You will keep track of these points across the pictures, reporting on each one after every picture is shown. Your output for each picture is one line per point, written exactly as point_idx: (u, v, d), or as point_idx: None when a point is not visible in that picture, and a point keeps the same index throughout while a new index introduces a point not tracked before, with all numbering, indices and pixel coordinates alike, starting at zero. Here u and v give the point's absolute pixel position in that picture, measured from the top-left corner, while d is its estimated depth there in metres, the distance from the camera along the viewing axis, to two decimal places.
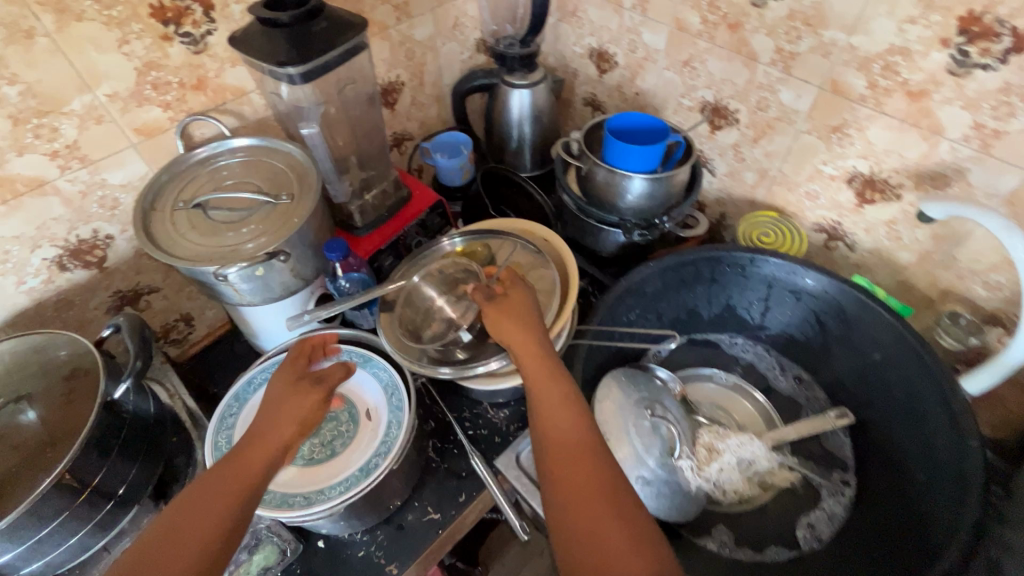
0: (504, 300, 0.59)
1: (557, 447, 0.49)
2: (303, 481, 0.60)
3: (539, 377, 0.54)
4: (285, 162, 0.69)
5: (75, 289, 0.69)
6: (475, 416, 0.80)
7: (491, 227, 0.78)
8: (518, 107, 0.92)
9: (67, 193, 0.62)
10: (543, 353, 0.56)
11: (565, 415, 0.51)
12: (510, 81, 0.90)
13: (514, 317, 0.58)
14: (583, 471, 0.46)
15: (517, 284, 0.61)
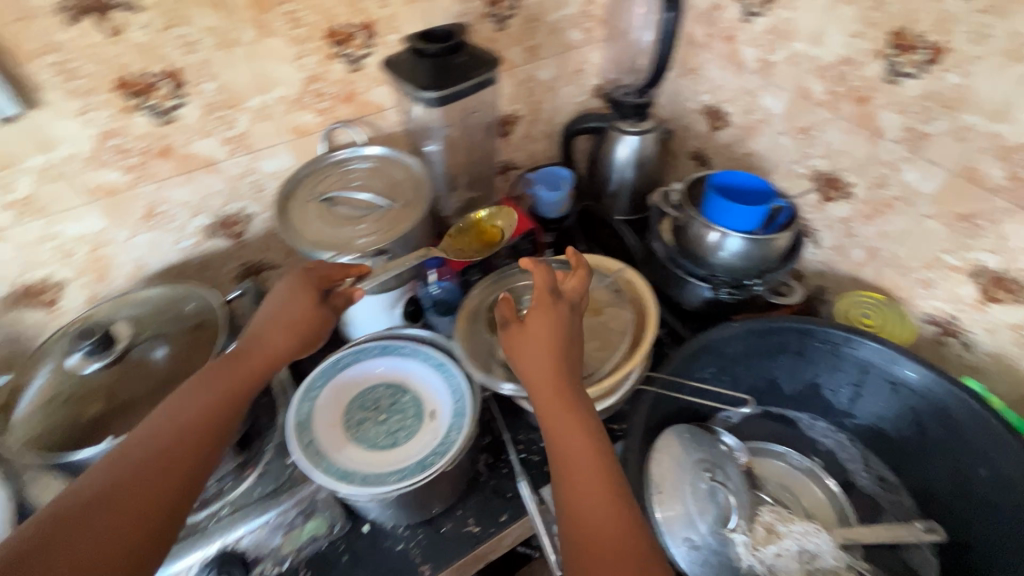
0: (521, 328, 0.59)
1: (567, 455, 0.52)
2: (367, 460, 0.64)
3: (552, 405, 0.55)
4: (406, 173, 0.77)
5: (215, 254, 0.80)
6: (530, 441, 0.81)
7: (575, 258, 0.82)
8: (623, 152, 0.95)
9: (229, 173, 0.74)
10: (558, 374, 0.56)
11: (577, 447, 0.52)
12: (622, 126, 0.94)
13: (528, 344, 0.58)
14: (597, 505, 0.49)
15: (538, 299, 0.60)
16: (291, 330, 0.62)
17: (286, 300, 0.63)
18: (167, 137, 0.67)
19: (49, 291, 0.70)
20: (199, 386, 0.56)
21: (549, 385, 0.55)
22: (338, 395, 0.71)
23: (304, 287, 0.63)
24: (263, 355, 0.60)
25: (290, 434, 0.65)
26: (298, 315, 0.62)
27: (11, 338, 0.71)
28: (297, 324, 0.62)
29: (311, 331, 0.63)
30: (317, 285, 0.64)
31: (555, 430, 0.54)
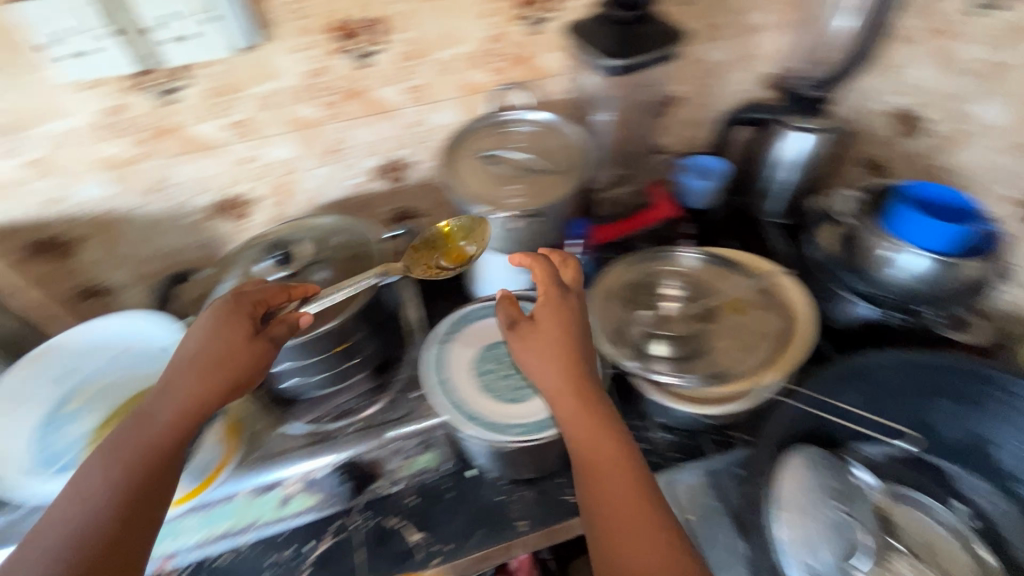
0: (531, 325, 0.60)
1: (592, 459, 0.54)
2: (492, 407, 0.66)
3: (576, 412, 0.56)
4: (566, 143, 0.77)
5: (376, 194, 0.87)
6: (637, 430, 0.77)
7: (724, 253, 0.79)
8: (792, 152, 0.88)
9: (405, 121, 0.79)
10: (575, 377, 0.57)
11: (605, 457, 0.54)
12: (790, 123, 0.85)
13: (540, 351, 0.58)
14: (637, 523, 0.50)
15: (551, 293, 0.61)
16: (223, 368, 0.55)
17: (214, 329, 0.57)
18: (362, 81, 0.73)
19: (242, 206, 0.81)
20: (133, 434, 0.52)
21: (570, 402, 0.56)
22: (467, 344, 0.73)
23: (233, 313, 0.58)
24: (187, 397, 0.54)
25: (422, 369, 0.68)
26: (225, 354, 0.55)
27: (208, 241, 0.83)
28: (223, 366, 0.55)
29: (252, 369, 0.57)
30: (249, 318, 0.58)
31: (578, 439, 0.55)
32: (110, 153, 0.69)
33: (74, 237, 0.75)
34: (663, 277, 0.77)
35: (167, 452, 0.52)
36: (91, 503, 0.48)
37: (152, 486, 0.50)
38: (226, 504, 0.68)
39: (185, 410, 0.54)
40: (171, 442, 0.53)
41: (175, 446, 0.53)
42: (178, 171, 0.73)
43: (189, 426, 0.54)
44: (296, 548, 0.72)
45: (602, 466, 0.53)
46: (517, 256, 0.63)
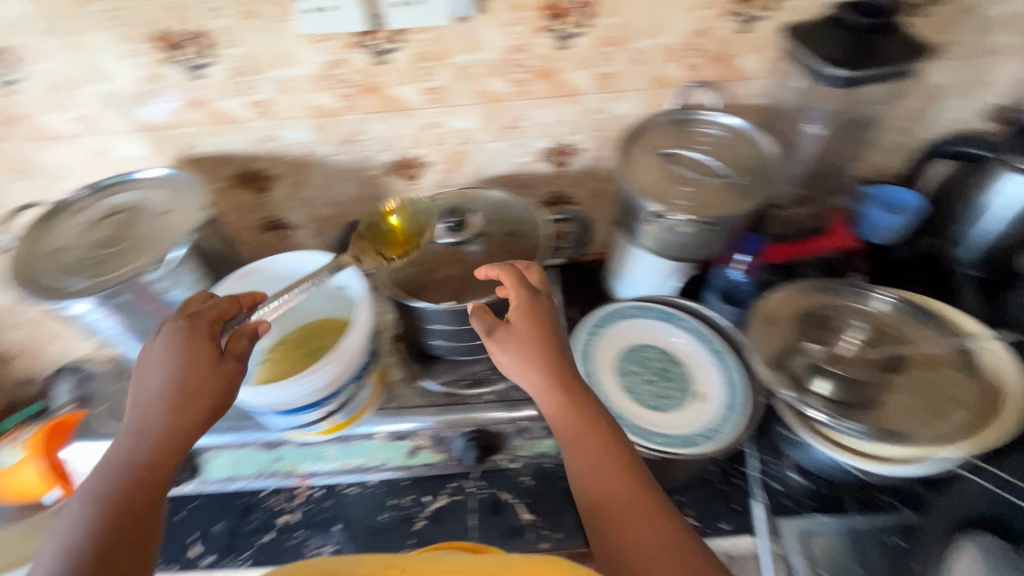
0: (507, 328, 0.57)
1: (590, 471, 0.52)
2: (636, 409, 0.64)
3: (576, 431, 0.53)
4: (756, 154, 0.73)
5: (538, 174, 0.88)
6: (771, 466, 0.72)
7: (920, 299, 0.71)
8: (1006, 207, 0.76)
9: (586, 106, 0.78)
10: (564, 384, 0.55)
11: (613, 480, 0.50)
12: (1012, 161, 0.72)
13: (519, 354, 0.56)
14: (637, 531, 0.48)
15: (521, 295, 0.59)
16: (191, 390, 0.52)
17: (180, 353, 0.53)
18: (556, 61, 0.73)
19: (416, 168, 0.85)
20: (113, 470, 0.50)
21: (569, 419, 0.54)
22: (616, 340, 0.71)
23: (193, 334, 0.54)
24: (158, 428, 0.51)
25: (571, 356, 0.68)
26: (189, 378, 0.52)
27: (378, 196, 0.88)
28: (189, 392, 0.52)
29: (223, 386, 0.53)
30: (206, 338, 0.54)
31: (580, 467, 0.52)
32: (320, 103, 0.75)
33: (273, 173, 0.83)
34: (844, 312, 0.70)
35: (144, 481, 0.49)
36: (68, 550, 0.45)
37: (129, 519, 0.47)
38: (364, 441, 0.73)
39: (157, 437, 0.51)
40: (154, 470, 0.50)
41: (157, 470, 0.50)
42: (371, 127, 0.78)
43: (161, 453, 0.50)
44: (415, 496, 0.76)
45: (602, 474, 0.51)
46: (483, 268, 0.61)
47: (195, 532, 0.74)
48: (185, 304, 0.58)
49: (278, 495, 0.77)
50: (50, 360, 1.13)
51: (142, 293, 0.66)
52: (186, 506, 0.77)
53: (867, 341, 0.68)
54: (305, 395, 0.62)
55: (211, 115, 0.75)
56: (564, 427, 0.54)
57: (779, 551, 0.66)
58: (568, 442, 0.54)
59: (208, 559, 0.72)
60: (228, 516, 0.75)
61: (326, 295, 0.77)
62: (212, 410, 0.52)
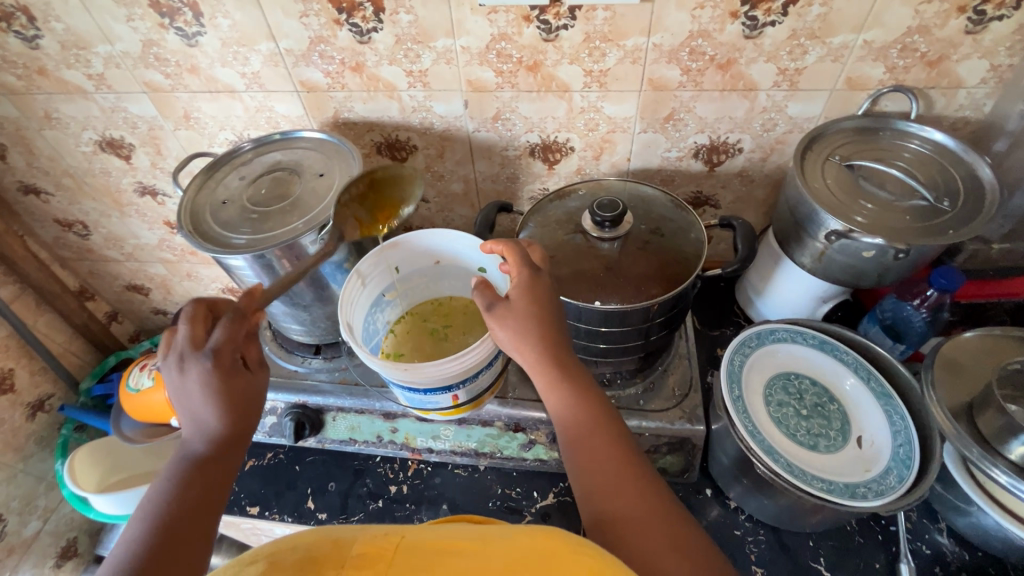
0: (508, 305, 0.54)
1: (596, 482, 0.48)
2: (787, 445, 0.60)
3: (583, 434, 0.50)
4: (963, 179, 0.63)
5: (684, 172, 0.82)
6: (920, 527, 0.66)
7: None
8: None
9: (758, 103, 0.71)
10: (564, 376, 0.52)
11: (613, 472, 0.48)
12: None
13: (520, 332, 0.53)
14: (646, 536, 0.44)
15: (523, 275, 0.56)
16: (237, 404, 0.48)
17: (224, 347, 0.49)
18: (737, 51, 0.66)
19: (557, 153, 0.81)
20: (168, 481, 0.45)
21: (568, 406, 0.52)
22: (764, 367, 0.66)
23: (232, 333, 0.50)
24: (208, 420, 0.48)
25: (720, 376, 0.63)
26: (237, 393, 0.48)
27: (513, 178, 0.86)
28: (235, 397, 0.48)
29: (262, 390, 0.51)
30: (235, 359, 0.50)
31: (583, 461, 0.50)
32: (477, 77, 0.72)
33: (415, 144, 0.82)
34: None
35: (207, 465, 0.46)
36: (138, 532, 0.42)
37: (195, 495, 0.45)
38: (482, 427, 0.73)
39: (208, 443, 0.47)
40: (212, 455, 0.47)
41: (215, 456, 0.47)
42: (523, 107, 0.75)
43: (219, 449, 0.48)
44: (525, 489, 0.75)
45: (605, 484, 0.48)
46: (488, 244, 0.59)
47: (310, 487, 0.78)
48: (190, 328, 0.50)
49: (389, 464, 0.79)
50: (181, 297, 1.22)
51: (293, 253, 0.66)
52: (303, 459, 0.81)
53: None
54: (446, 378, 0.62)
55: (366, 81, 0.75)
56: (566, 421, 0.52)
57: None
58: (572, 440, 0.51)
59: (322, 515, 0.75)
60: (342, 477, 0.78)
61: (460, 276, 0.76)
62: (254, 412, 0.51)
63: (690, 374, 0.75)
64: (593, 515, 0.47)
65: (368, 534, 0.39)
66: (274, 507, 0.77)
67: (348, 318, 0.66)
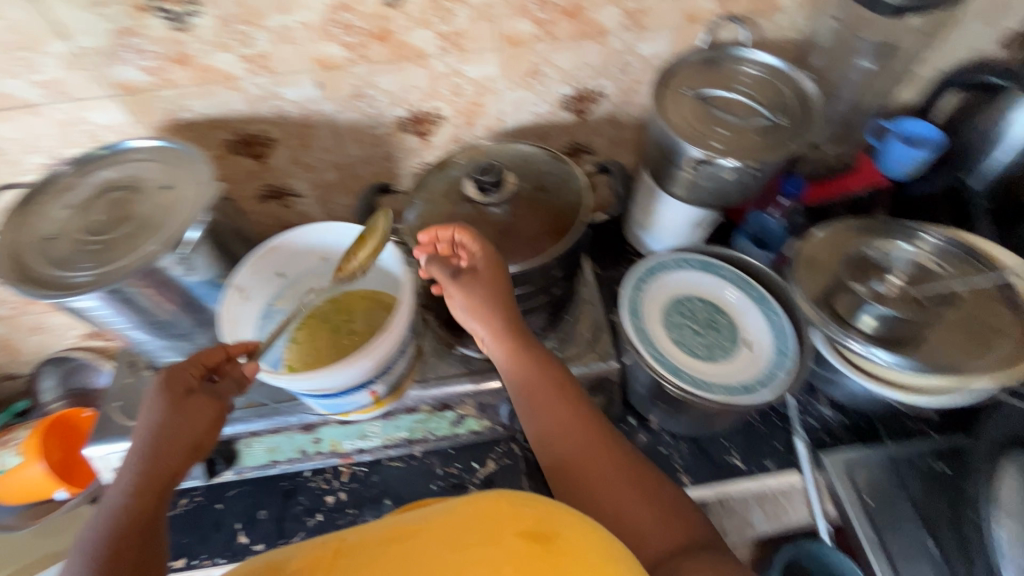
0: (472, 275, 0.60)
1: (558, 440, 0.55)
2: (691, 361, 0.65)
3: (545, 398, 0.57)
4: (793, 93, 0.70)
5: (558, 124, 0.83)
6: (806, 404, 0.75)
7: (969, 237, 0.70)
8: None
9: (611, 47, 0.73)
10: (525, 346, 0.59)
11: (575, 430, 0.55)
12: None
13: (479, 304, 0.59)
14: (608, 481, 0.52)
15: (485, 255, 0.60)
16: (184, 434, 0.49)
17: (170, 378, 0.51)
18: None
19: (429, 124, 0.79)
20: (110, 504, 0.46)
21: (529, 373, 0.58)
22: (659, 295, 0.70)
23: (188, 363, 0.53)
24: (149, 445, 0.48)
25: (621, 315, 0.67)
26: (184, 418, 0.50)
27: (389, 157, 0.82)
28: (182, 423, 0.50)
29: (214, 419, 0.52)
30: (192, 380, 0.52)
31: (544, 420, 0.56)
32: (325, 54, 0.67)
33: (273, 137, 0.75)
34: (890, 248, 0.70)
35: (150, 489, 0.47)
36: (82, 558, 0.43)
37: (131, 520, 0.45)
38: (409, 415, 0.71)
39: (146, 476, 0.47)
40: (152, 480, 0.47)
41: (159, 478, 0.47)
42: (381, 80, 0.71)
43: (158, 475, 0.47)
44: (464, 462, 0.76)
45: (566, 442, 0.54)
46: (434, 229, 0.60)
47: (239, 521, 0.73)
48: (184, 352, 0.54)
49: (322, 476, 0.75)
50: (32, 355, 1.05)
51: (154, 280, 0.59)
52: (225, 495, 0.75)
53: (917, 279, 0.67)
54: (359, 376, 0.59)
55: (197, 73, 0.66)
56: (528, 387, 0.58)
57: (823, 479, 0.70)
58: (534, 404, 0.58)
59: (260, 546, 0.71)
60: (272, 502, 0.73)
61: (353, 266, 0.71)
62: (201, 440, 0.51)
63: (597, 317, 0.79)
64: (558, 464, 0.54)
65: (303, 549, 0.38)
66: (203, 552, 0.71)
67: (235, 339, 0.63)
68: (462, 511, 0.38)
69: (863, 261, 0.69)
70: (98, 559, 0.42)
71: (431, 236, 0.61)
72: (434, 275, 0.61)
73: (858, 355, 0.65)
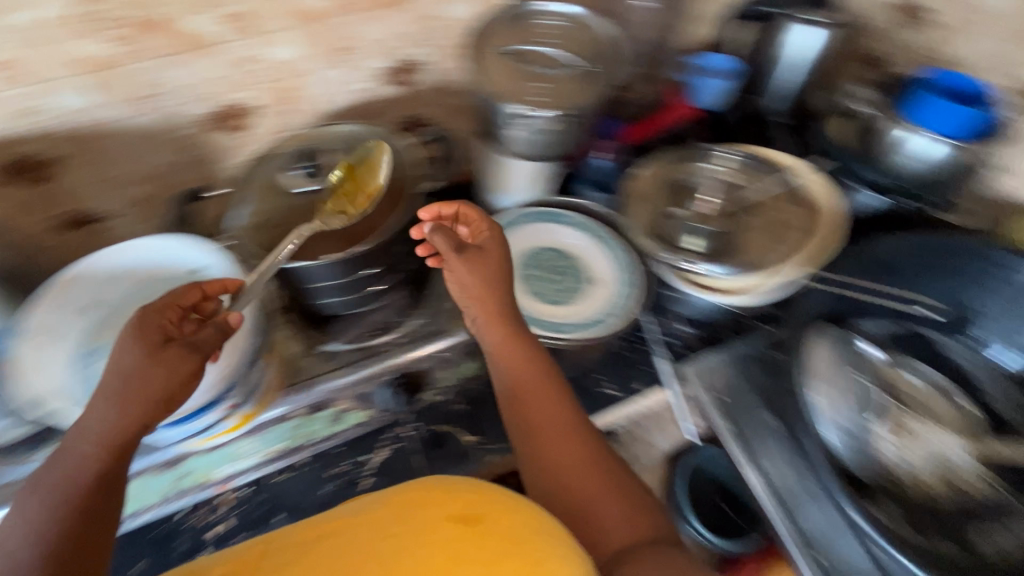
0: (472, 253, 0.63)
1: (539, 428, 0.61)
2: (547, 308, 0.69)
3: (531, 389, 0.62)
4: (594, 39, 0.74)
5: (386, 100, 0.81)
6: (665, 325, 0.81)
7: (763, 150, 0.79)
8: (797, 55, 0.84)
9: (418, 14, 0.72)
10: (518, 334, 0.63)
11: (555, 423, 0.61)
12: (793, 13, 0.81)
13: (474, 284, 0.62)
14: (578, 473, 0.58)
15: (489, 234, 0.64)
16: (150, 395, 0.46)
17: (134, 328, 0.47)
18: None
19: (242, 117, 0.73)
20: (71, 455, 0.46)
21: (518, 362, 0.62)
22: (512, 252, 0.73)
23: (156, 311, 0.49)
24: (108, 410, 0.45)
25: (475, 280, 0.70)
26: (147, 381, 0.46)
27: (206, 159, 0.75)
28: (140, 388, 0.45)
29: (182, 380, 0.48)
30: (164, 333, 0.48)
31: (527, 405, 0.62)
32: (95, 51, 0.59)
33: (54, 155, 0.66)
34: (700, 172, 0.78)
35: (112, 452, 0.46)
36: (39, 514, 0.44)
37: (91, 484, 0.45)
38: (281, 425, 0.69)
39: (107, 439, 0.46)
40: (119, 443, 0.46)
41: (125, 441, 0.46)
42: (172, 75, 0.65)
43: (123, 433, 0.46)
44: (351, 459, 0.73)
45: (547, 429, 0.60)
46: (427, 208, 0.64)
47: None
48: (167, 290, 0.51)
49: (200, 511, 0.69)
50: None
51: None
52: None
53: (726, 197, 0.76)
54: (200, 399, 0.55)
55: None
56: (515, 373, 0.63)
57: (687, 391, 0.77)
58: (517, 389, 0.62)
59: None
60: (148, 552, 0.67)
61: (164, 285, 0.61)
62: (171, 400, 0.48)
63: None
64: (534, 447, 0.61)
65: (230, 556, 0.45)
66: None
67: (32, 386, 0.57)
68: (388, 504, 0.47)
69: (679, 187, 0.77)
70: (55, 521, 0.44)
71: (433, 212, 0.65)
72: (437, 246, 0.63)
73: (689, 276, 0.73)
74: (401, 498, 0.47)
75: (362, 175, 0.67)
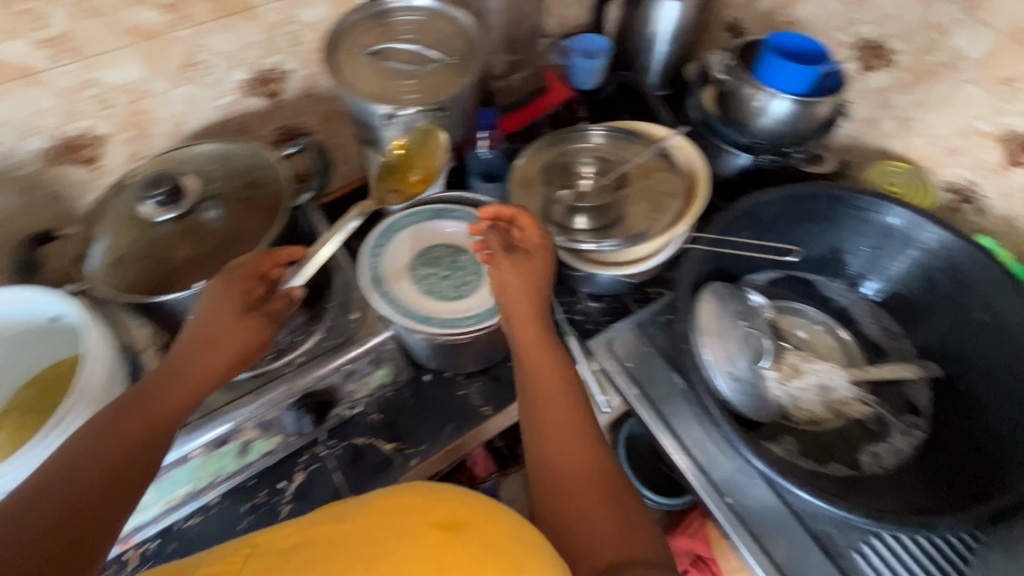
0: (521, 255, 0.62)
1: (547, 429, 0.55)
2: (441, 307, 0.69)
3: (544, 389, 0.57)
4: (455, 29, 0.74)
5: (253, 113, 0.77)
6: (570, 304, 0.83)
7: (628, 125, 0.83)
8: (659, 28, 0.88)
9: (268, 20, 0.69)
10: (543, 331, 0.61)
11: (566, 429, 0.55)
12: None
13: (514, 283, 0.61)
14: (578, 488, 0.51)
15: (538, 239, 0.63)
16: (227, 351, 0.54)
17: (222, 290, 0.55)
18: None
19: (88, 148, 0.67)
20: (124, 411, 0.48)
21: (537, 358, 0.59)
22: (400, 254, 0.74)
23: (235, 282, 0.56)
24: (189, 368, 0.52)
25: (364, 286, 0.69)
26: (222, 341, 0.54)
27: (55, 198, 0.69)
28: (217, 346, 0.53)
29: (239, 349, 0.55)
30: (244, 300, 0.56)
31: (537, 405, 0.57)
32: None
33: None
34: (578, 151, 0.80)
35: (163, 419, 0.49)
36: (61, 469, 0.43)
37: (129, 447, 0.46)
38: (181, 466, 0.62)
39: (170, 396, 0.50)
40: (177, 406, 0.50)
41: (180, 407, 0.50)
42: None
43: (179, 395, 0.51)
44: (269, 487, 0.72)
45: (555, 431, 0.55)
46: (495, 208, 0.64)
47: None
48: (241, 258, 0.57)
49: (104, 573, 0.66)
50: None
51: None
52: None
53: (606, 172, 0.78)
54: None
55: None
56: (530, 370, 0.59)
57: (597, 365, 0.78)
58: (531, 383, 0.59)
59: None
60: None
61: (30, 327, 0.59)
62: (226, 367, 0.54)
63: None
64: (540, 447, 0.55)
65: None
66: None
67: None
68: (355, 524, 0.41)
69: (560, 168, 0.79)
70: (76, 476, 0.43)
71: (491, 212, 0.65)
72: (492, 244, 0.63)
73: (581, 256, 0.74)
74: (387, 502, 0.43)
75: (418, 157, 0.74)
